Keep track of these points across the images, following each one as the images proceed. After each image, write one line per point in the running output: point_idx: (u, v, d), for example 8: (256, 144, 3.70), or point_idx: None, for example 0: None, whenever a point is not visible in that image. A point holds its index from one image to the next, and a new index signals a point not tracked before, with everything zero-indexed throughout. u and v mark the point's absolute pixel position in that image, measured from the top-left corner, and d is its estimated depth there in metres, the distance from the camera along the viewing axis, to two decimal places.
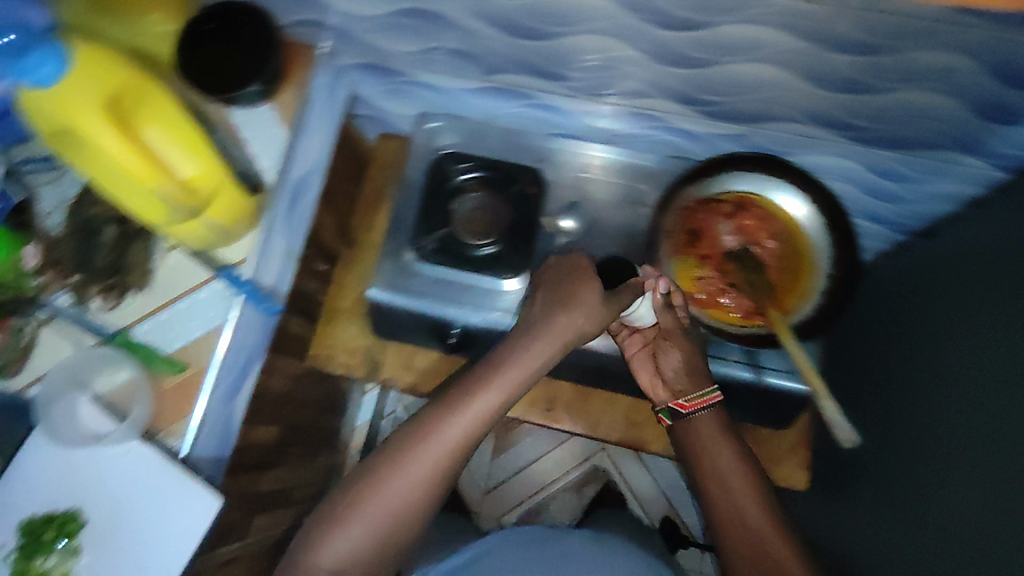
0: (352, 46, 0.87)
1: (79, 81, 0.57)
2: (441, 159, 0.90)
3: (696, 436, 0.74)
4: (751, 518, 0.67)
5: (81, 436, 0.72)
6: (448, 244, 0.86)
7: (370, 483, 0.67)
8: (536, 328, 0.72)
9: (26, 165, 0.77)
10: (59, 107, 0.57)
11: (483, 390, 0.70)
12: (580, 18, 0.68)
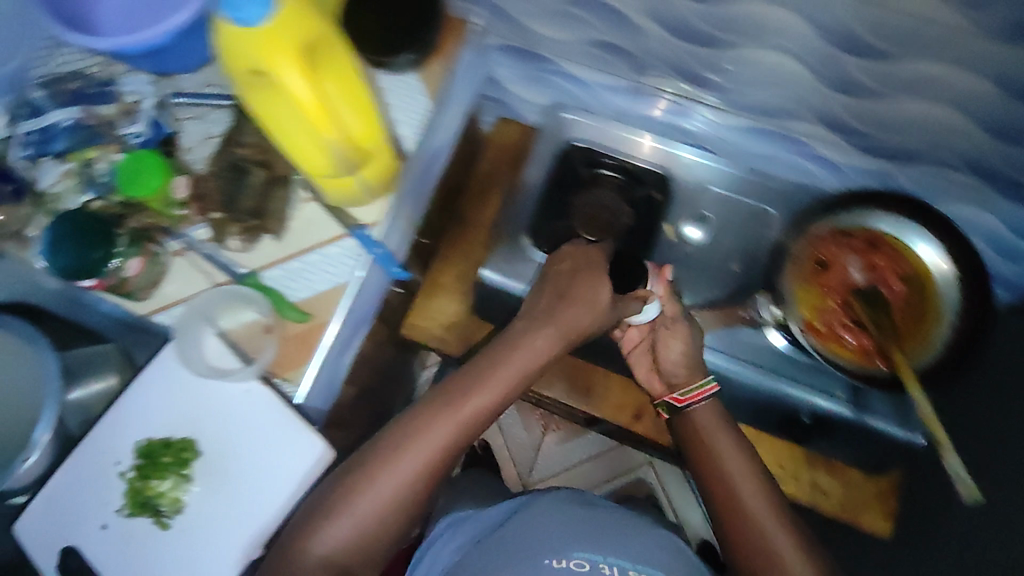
0: (500, 26, 0.86)
1: (282, 24, 0.56)
2: (570, 149, 0.90)
3: (704, 427, 0.77)
4: (753, 512, 0.70)
5: (205, 368, 0.74)
6: (564, 236, 0.86)
7: (360, 476, 0.67)
8: (535, 325, 0.74)
9: (177, 98, 0.81)
10: (258, 47, 0.56)
11: (478, 387, 0.71)
12: (752, 27, 0.66)
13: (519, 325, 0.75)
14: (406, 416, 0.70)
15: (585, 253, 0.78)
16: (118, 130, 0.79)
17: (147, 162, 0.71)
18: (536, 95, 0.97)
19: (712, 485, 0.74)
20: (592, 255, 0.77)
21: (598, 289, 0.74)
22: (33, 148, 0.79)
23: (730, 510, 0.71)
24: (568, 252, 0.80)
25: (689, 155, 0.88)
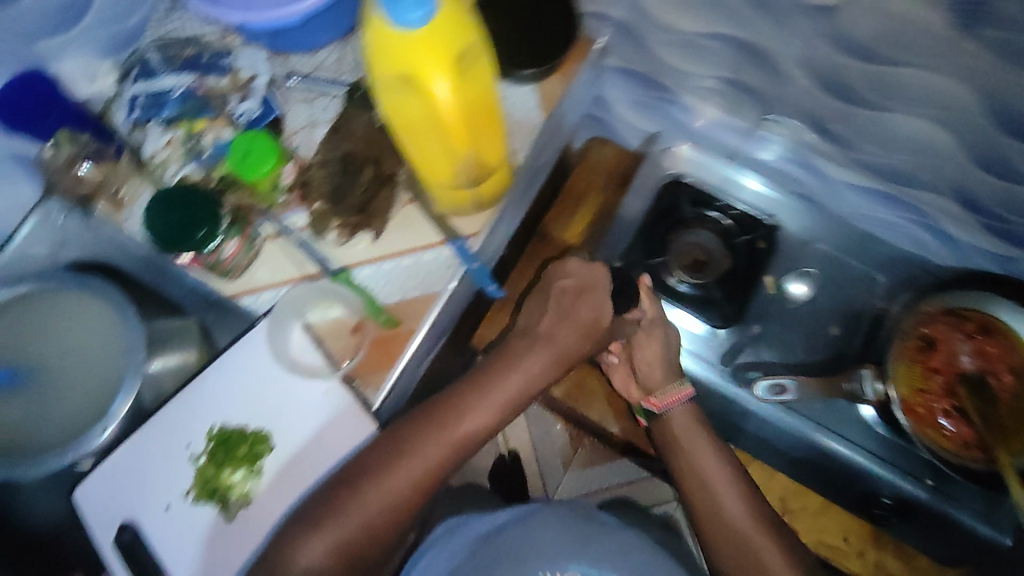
0: (624, 47, 0.82)
1: (440, 31, 0.54)
2: (674, 184, 0.87)
3: (676, 425, 0.78)
4: (732, 516, 0.70)
5: (287, 360, 0.72)
6: (658, 271, 0.84)
7: (349, 485, 0.65)
8: (534, 344, 0.74)
9: (290, 79, 0.79)
10: (412, 51, 0.54)
11: (473, 405, 0.70)
12: (910, 93, 0.61)
13: (518, 343, 0.75)
14: (397, 429, 0.68)
15: (585, 270, 0.76)
16: (227, 105, 0.78)
17: (259, 141, 0.70)
18: (644, 121, 0.93)
19: (692, 490, 0.74)
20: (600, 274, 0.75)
21: (599, 308, 0.73)
22: (141, 111, 0.78)
23: (709, 517, 0.71)
24: (572, 265, 0.76)
25: (770, 197, 0.86)
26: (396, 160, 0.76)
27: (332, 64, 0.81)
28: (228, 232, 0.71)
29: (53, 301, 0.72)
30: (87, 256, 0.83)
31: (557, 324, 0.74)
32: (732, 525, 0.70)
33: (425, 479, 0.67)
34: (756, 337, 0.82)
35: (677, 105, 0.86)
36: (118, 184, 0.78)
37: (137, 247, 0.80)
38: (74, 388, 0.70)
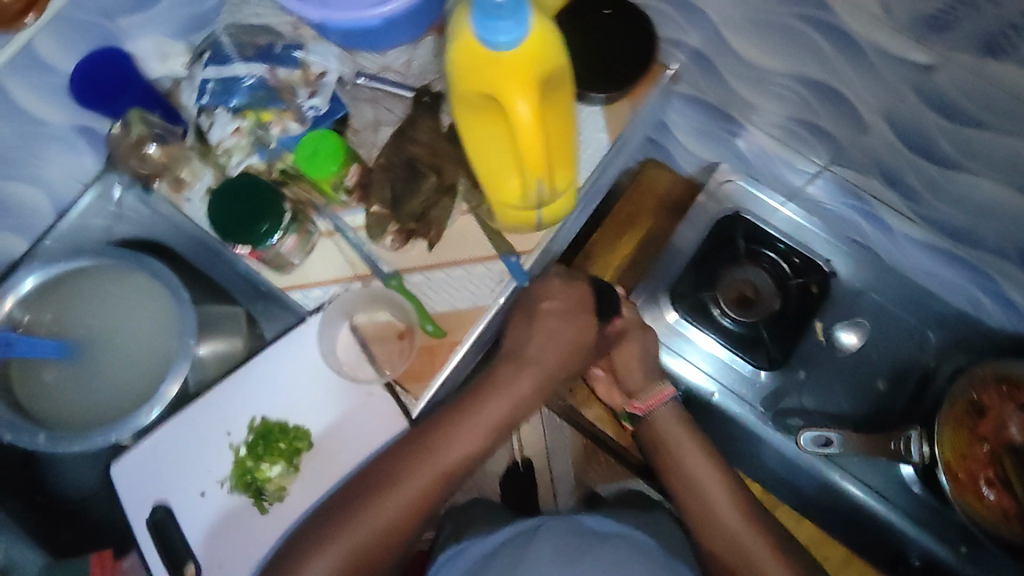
0: (697, 74, 0.81)
1: (531, 60, 0.55)
2: (738, 219, 0.84)
3: (664, 427, 0.77)
4: (732, 525, 0.70)
5: (334, 360, 0.73)
6: (707, 306, 0.82)
7: (336, 516, 0.65)
8: (521, 368, 0.73)
9: (359, 79, 0.79)
10: (503, 78, 0.55)
11: (456, 433, 0.68)
12: (997, 157, 0.60)
13: (505, 366, 0.74)
14: (382, 460, 0.67)
15: (564, 280, 0.77)
16: (295, 98, 0.78)
17: (328, 141, 0.71)
18: (703, 150, 0.92)
19: (688, 501, 0.73)
20: (575, 291, 0.76)
21: (580, 319, 0.76)
22: (210, 97, 0.78)
23: (707, 526, 0.70)
24: (554, 287, 0.76)
25: (824, 244, 0.86)
26: (458, 170, 0.75)
27: (400, 65, 0.82)
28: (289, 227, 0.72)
29: (114, 277, 0.73)
30: (141, 234, 0.84)
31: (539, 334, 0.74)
32: (732, 536, 0.69)
33: (414, 512, 0.66)
34: (802, 383, 0.81)
35: (742, 138, 0.85)
36: (183, 168, 0.79)
37: (192, 230, 0.81)
38: (123, 365, 0.71)
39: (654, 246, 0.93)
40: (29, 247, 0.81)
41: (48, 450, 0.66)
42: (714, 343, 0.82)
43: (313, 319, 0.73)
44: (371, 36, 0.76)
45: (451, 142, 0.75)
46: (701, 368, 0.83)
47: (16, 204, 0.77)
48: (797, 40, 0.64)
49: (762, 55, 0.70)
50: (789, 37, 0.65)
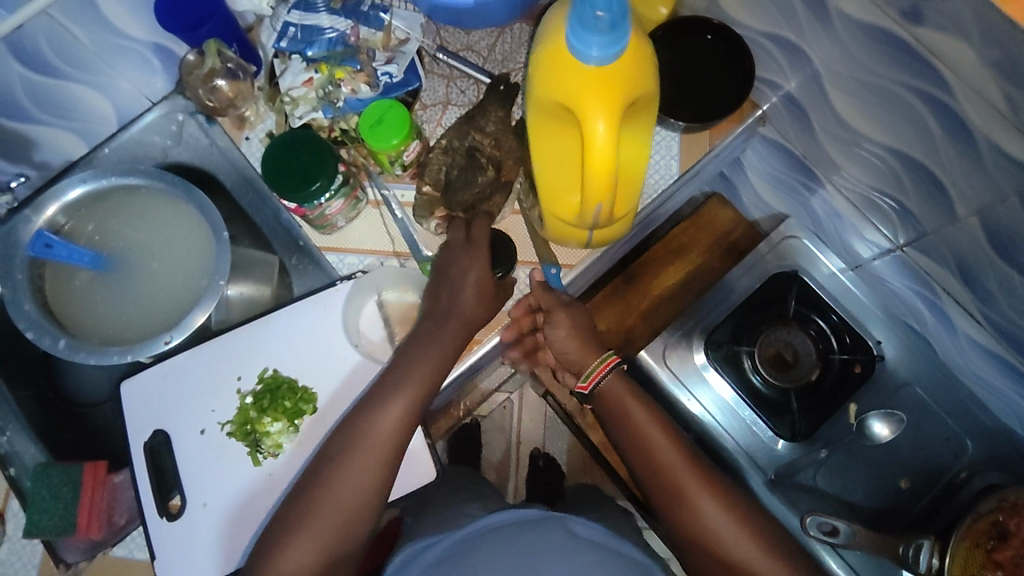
0: (787, 120, 0.77)
1: (620, 83, 0.53)
2: (793, 278, 0.80)
3: (615, 400, 0.71)
4: (704, 514, 0.66)
5: (356, 330, 0.72)
6: (742, 360, 0.79)
7: (299, 500, 0.64)
8: (437, 332, 0.69)
9: (439, 54, 0.79)
10: (589, 98, 0.53)
11: (384, 408, 0.65)
12: None
13: (422, 326, 0.69)
14: (325, 452, 0.65)
15: (461, 245, 0.71)
16: (372, 60, 0.77)
17: (394, 114, 0.70)
18: (778, 202, 0.89)
19: (659, 487, 0.68)
20: (476, 256, 0.71)
21: (481, 280, 0.70)
22: (288, 42, 0.77)
23: (685, 513, 0.67)
24: (453, 249, 0.71)
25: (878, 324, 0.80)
26: (517, 167, 0.76)
27: (483, 47, 0.82)
28: (336, 192, 0.71)
29: (161, 203, 0.74)
30: (191, 159, 0.82)
31: (459, 294, 0.69)
32: (707, 526, 0.66)
33: (369, 495, 0.64)
34: (821, 462, 0.78)
35: (818, 196, 0.82)
36: (246, 104, 0.79)
37: (245, 167, 0.80)
38: (149, 287, 0.72)
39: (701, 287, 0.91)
40: (86, 151, 0.82)
41: (66, 357, 0.67)
42: (738, 398, 0.79)
43: (345, 284, 0.72)
44: (466, 15, 0.75)
45: (516, 138, 0.76)
46: (714, 418, 0.80)
47: (83, 108, 0.77)
48: (901, 109, 0.61)
49: (861, 116, 0.67)
50: (893, 105, 0.62)
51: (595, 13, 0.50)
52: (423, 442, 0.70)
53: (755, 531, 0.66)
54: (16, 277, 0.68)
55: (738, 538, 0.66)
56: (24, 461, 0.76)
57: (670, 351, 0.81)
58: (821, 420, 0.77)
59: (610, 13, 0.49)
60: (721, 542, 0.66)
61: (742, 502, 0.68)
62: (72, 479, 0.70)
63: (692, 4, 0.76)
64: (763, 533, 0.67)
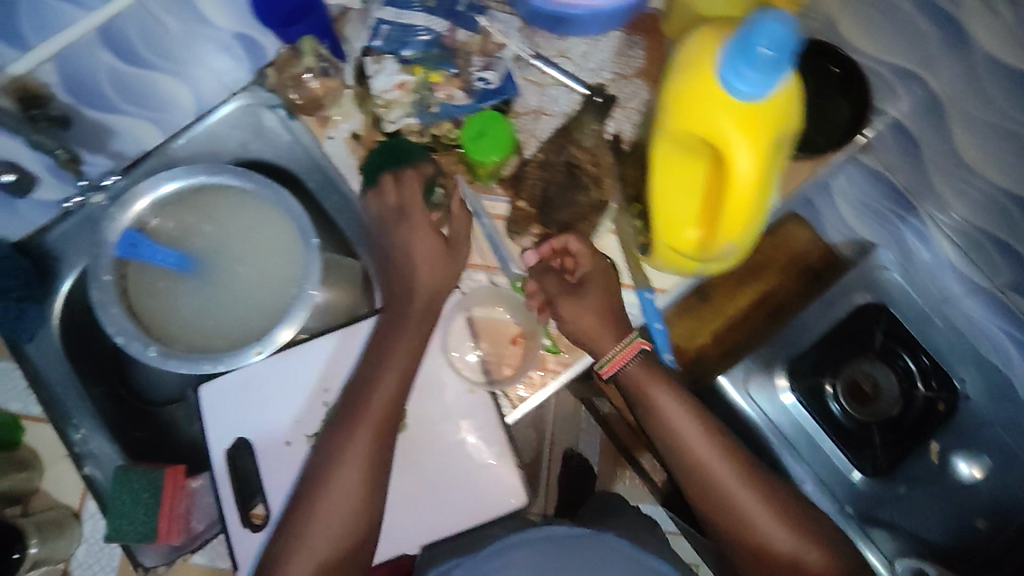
0: (893, 149, 0.76)
1: (772, 123, 0.51)
2: (870, 308, 0.81)
3: (635, 379, 0.70)
4: (727, 494, 0.69)
5: (445, 349, 0.72)
6: (820, 391, 0.81)
7: (315, 481, 0.66)
8: (412, 301, 0.68)
9: (536, 60, 0.75)
10: (740, 137, 0.51)
11: (383, 377, 0.66)
12: None
13: (388, 315, 0.68)
14: (339, 420, 0.67)
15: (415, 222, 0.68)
16: (469, 66, 0.74)
17: (500, 128, 0.67)
18: (865, 228, 0.88)
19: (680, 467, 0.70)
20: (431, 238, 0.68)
21: (430, 248, 0.68)
22: (382, 41, 0.73)
23: (706, 494, 0.70)
24: (417, 234, 0.68)
25: (965, 363, 0.79)
26: (616, 185, 0.73)
27: (578, 55, 0.78)
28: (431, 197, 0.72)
29: (246, 202, 0.71)
30: (272, 156, 0.80)
31: (410, 272, 0.68)
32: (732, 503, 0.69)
33: (382, 465, 0.66)
34: (901, 498, 0.78)
35: (912, 225, 0.82)
36: (334, 104, 0.75)
37: (328, 168, 0.77)
38: (234, 292, 0.70)
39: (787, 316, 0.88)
40: (162, 142, 0.78)
41: (155, 364, 0.65)
42: (813, 425, 0.81)
43: None
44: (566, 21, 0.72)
45: (614, 155, 0.74)
46: (790, 449, 0.81)
47: (165, 99, 0.73)
48: None
49: (981, 152, 0.65)
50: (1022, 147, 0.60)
51: (761, 49, 0.47)
52: (512, 465, 0.70)
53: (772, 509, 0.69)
54: (104, 278, 0.65)
55: (753, 513, 0.69)
56: (101, 460, 0.76)
57: (753, 380, 0.82)
58: (905, 456, 0.78)
59: (777, 51, 0.47)
60: (741, 515, 0.69)
61: (759, 476, 0.70)
62: (154, 484, 0.70)
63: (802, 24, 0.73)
64: (776, 508, 0.69)
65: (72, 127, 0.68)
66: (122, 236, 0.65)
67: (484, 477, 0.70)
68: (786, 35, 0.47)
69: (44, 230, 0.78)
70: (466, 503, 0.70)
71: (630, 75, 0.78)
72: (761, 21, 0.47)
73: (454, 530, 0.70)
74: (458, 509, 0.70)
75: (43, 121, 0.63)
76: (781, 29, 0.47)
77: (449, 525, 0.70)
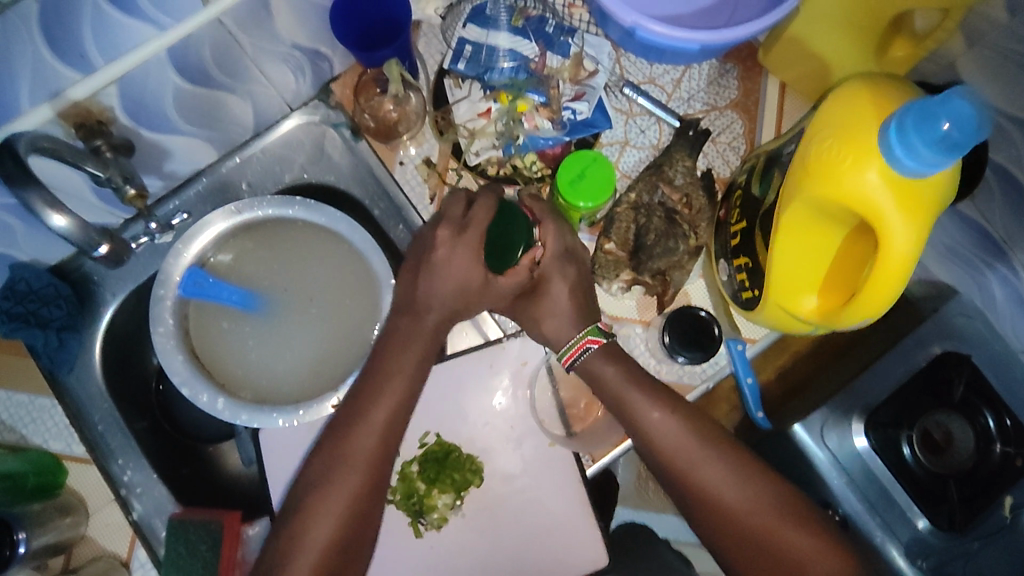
0: (999, 203, 0.62)
1: (932, 201, 0.48)
2: (946, 358, 0.66)
3: (613, 386, 0.61)
4: (729, 502, 0.58)
5: (524, 398, 0.69)
6: (887, 445, 0.67)
7: (294, 513, 0.57)
8: (426, 305, 0.59)
9: (625, 89, 0.70)
10: (902, 214, 0.47)
11: (389, 380, 0.59)
12: None
13: (403, 321, 0.60)
14: (332, 432, 0.58)
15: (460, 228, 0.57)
16: (560, 95, 0.69)
17: (601, 171, 0.63)
18: (945, 272, 0.73)
19: (667, 477, 0.60)
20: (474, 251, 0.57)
21: None
22: (465, 64, 0.68)
23: (712, 510, 0.59)
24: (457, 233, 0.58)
25: None
26: (710, 228, 0.69)
27: (667, 83, 0.72)
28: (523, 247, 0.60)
29: (318, 235, 0.66)
30: (332, 179, 0.72)
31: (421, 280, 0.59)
32: (736, 516, 0.58)
33: (372, 490, 0.57)
34: (973, 555, 0.63)
35: (1002, 275, 0.65)
36: (406, 131, 0.69)
37: (396, 196, 0.71)
38: (306, 334, 0.65)
39: (856, 363, 0.73)
40: (215, 160, 0.71)
41: (225, 418, 0.61)
42: (889, 482, 0.67)
43: (512, 345, 0.69)
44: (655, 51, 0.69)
45: (707, 194, 0.69)
46: (852, 502, 0.67)
47: (227, 119, 0.67)
48: None
49: None
50: None
51: (940, 130, 0.43)
52: (594, 522, 0.67)
53: (788, 516, 0.57)
54: (166, 322, 0.61)
55: (765, 525, 0.57)
56: (149, 501, 0.70)
57: (830, 428, 0.68)
58: (984, 514, 0.62)
59: (962, 132, 0.43)
60: (754, 529, 0.58)
61: (770, 479, 0.59)
62: (211, 535, 0.67)
63: (919, 65, 0.64)
64: (796, 516, 0.57)
65: (133, 152, 0.62)
66: (187, 275, 0.62)
67: (561, 532, 0.67)
68: (972, 117, 0.43)
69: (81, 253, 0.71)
70: (545, 561, 0.67)
71: (723, 107, 0.72)
72: (946, 100, 0.44)
73: None
74: (534, 566, 0.67)
75: (106, 150, 0.58)
76: (968, 111, 0.43)
77: None
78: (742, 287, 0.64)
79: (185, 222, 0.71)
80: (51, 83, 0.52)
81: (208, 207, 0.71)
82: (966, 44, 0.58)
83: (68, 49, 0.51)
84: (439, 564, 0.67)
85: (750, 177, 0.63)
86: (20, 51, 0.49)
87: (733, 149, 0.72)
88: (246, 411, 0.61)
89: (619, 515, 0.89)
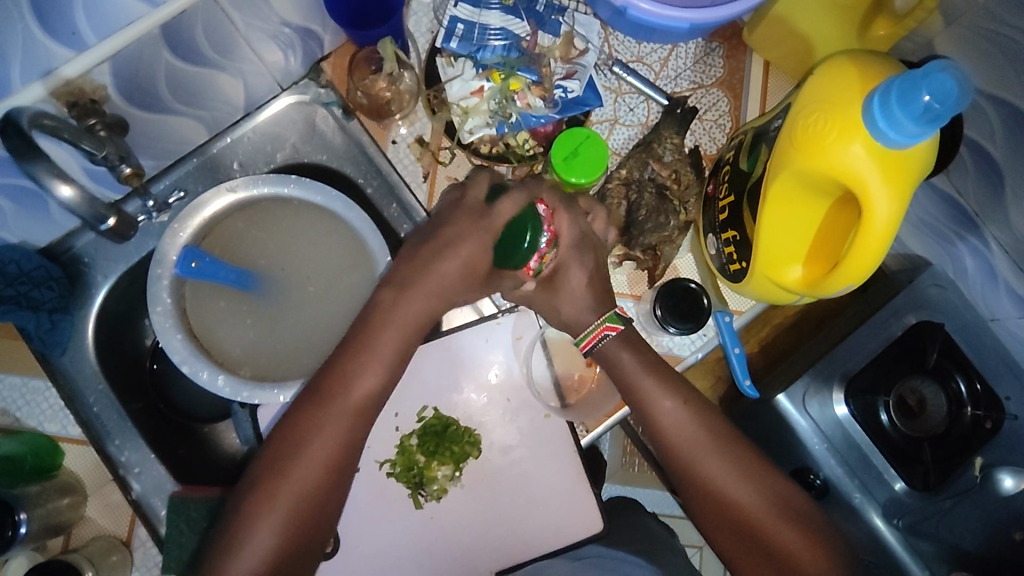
0: (971, 177, 0.64)
1: (913, 170, 0.50)
2: (923, 331, 0.68)
3: (620, 368, 0.63)
4: (716, 484, 0.61)
5: (520, 372, 0.70)
6: (867, 420, 0.69)
7: (263, 488, 0.56)
8: (417, 291, 0.59)
9: (614, 67, 0.71)
10: (887, 185, 0.50)
11: (364, 374, 0.58)
12: None
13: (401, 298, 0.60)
14: (286, 419, 0.58)
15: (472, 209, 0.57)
16: (551, 73, 0.70)
17: (594, 147, 0.64)
18: (918, 244, 0.76)
19: (669, 462, 0.63)
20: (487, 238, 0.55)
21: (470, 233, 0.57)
22: (458, 42, 0.69)
23: (699, 488, 0.61)
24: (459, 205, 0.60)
25: None
26: (698, 203, 0.71)
27: (655, 61, 0.74)
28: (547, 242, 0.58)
29: (311, 213, 0.66)
30: (325, 158, 0.72)
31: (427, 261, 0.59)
32: (718, 493, 0.61)
33: (344, 464, 0.58)
34: (945, 512, 0.66)
35: (974, 246, 0.67)
36: (398, 111, 0.70)
37: (389, 175, 0.71)
38: (304, 310, 0.66)
39: (834, 333, 0.75)
40: (206, 140, 0.70)
41: (226, 395, 0.61)
42: (872, 451, 0.69)
43: (507, 319, 0.70)
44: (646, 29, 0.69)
45: (694, 170, 0.71)
46: (834, 467, 0.70)
47: (218, 98, 0.67)
48: None
49: None
50: None
51: (923, 100, 0.45)
52: (590, 492, 0.69)
53: (761, 494, 0.60)
54: (164, 301, 0.61)
55: (742, 503, 0.60)
56: (148, 480, 0.70)
57: (811, 395, 0.71)
58: (956, 474, 0.65)
59: (942, 104, 0.45)
60: (732, 504, 0.60)
61: (753, 462, 0.61)
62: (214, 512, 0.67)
63: (898, 44, 0.67)
64: (766, 495, 0.60)
65: (127, 132, 0.62)
66: (181, 254, 0.60)
67: (557, 502, 0.69)
68: (953, 89, 0.45)
69: (71, 234, 0.70)
70: (544, 530, 0.69)
71: (709, 85, 0.74)
72: (927, 73, 0.46)
73: (530, 556, 0.69)
74: (534, 534, 0.69)
75: (101, 129, 0.57)
76: (948, 82, 0.45)
77: (528, 552, 0.69)
78: (730, 259, 0.66)
79: (182, 202, 0.70)
80: (43, 61, 0.52)
81: (200, 184, 0.71)
82: (943, 23, 0.61)
83: (60, 26, 0.51)
84: (441, 535, 0.69)
85: (737, 152, 0.65)
86: (11, 30, 0.48)
87: (719, 127, 0.73)
88: (247, 386, 0.61)
89: (606, 490, 0.92)
